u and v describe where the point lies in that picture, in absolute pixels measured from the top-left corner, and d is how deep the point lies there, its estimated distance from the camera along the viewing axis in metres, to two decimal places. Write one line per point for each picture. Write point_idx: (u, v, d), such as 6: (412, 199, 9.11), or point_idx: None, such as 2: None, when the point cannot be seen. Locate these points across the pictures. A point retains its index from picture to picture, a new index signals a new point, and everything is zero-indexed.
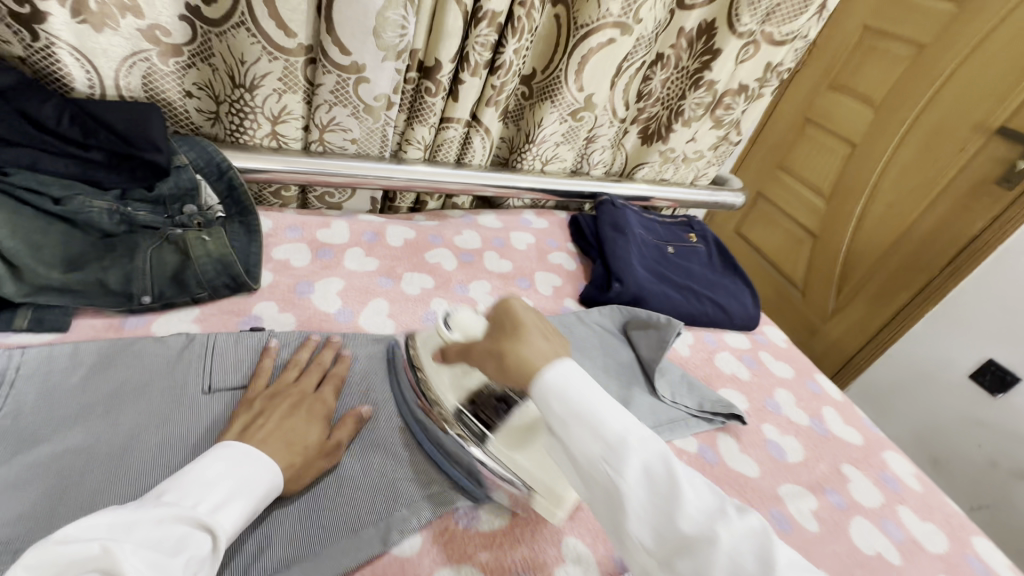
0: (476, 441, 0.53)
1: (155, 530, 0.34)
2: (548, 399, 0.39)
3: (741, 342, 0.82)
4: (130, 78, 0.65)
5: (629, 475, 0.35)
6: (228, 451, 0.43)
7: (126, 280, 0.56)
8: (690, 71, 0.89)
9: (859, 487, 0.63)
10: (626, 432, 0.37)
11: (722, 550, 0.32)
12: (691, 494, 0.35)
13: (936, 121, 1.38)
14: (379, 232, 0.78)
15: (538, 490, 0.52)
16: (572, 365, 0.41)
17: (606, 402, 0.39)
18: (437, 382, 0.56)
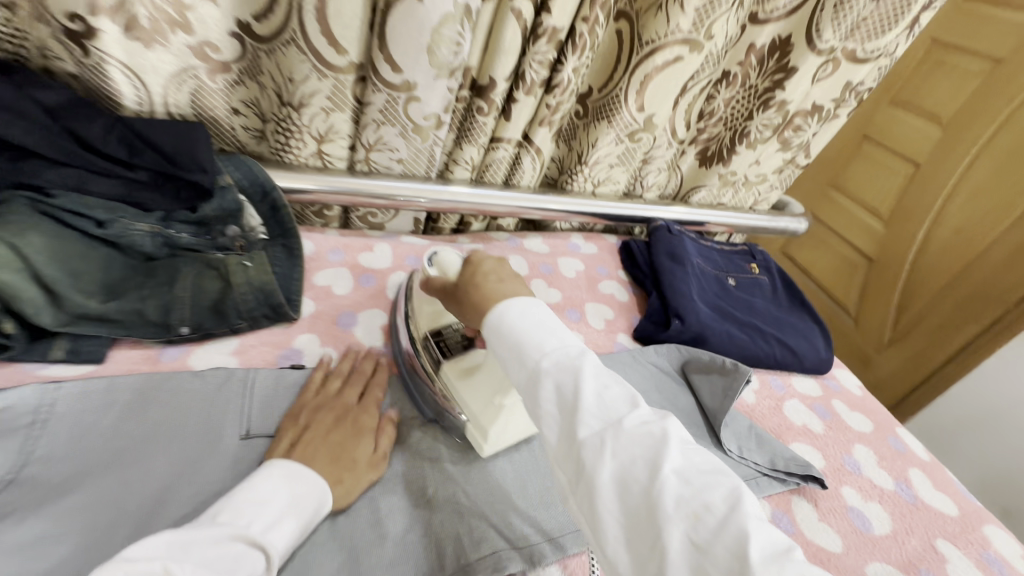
0: (432, 366, 0.56)
1: (212, 549, 0.36)
2: (490, 330, 0.45)
3: (811, 389, 0.74)
4: (179, 95, 0.63)
5: (541, 394, 0.40)
6: (278, 469, 0.44)
7: (164, 310, 0.53)
8: (758, 90, 0.83)
9: (959, 569, 0.56)
10: (544, 354, 0.41)
11: (611, 458, 0.36)
12: (592, 404, 0.38)
13: (1010, 142, 1.29)
14: (423, 256, 0.74)
15: (470, 418, 0.54)
16: (519, 299, 0.45)
17: (535, 330, 0.43)
18: (419, 310, 0.60)
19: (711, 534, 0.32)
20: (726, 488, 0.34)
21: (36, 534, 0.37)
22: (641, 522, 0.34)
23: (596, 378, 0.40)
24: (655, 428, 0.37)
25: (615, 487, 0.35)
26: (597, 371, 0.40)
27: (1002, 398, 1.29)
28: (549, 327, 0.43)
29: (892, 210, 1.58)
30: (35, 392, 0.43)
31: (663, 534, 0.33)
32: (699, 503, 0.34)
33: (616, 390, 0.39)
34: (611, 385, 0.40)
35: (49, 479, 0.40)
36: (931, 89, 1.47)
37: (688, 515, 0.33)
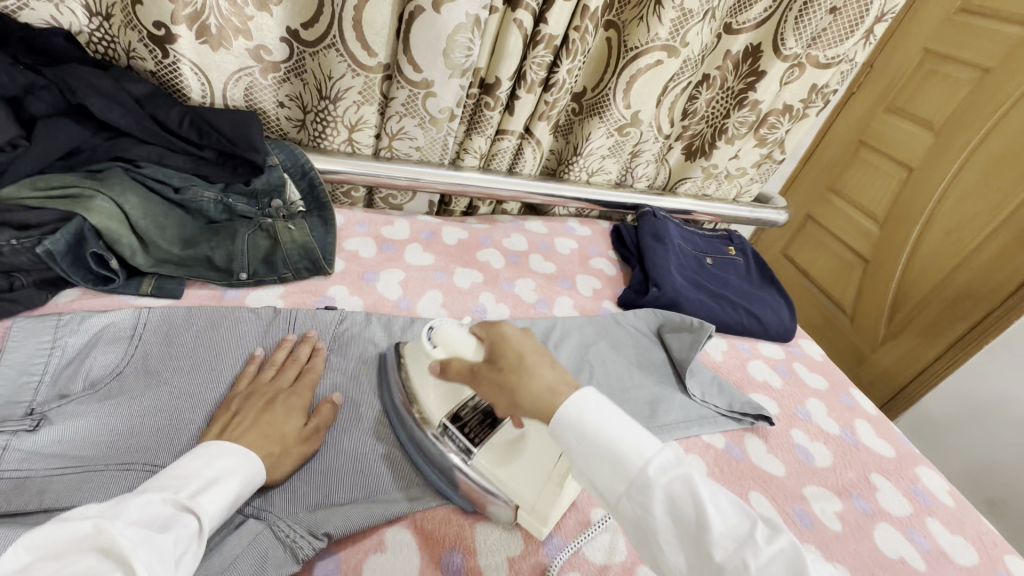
0: (462, 455, 0.50)
1: (145, 511, 0.35)
2: (571, 437, 0.41)
3: (775, 353, 0.84)
4: (235, 90, 0.75)
5: (656, 508, 0.37)
6: (209, 448, 0.43)
7: (228, 258, 0.65)
8: (734, 91, 0.94)
9: (887, 496, 0.64)
10: (648, 461, 0.37)
11: (753, 575, 0.33)
12: (718, 521, 0.35)
13: (1003, 146, 1.31)
14: (436, 231, 0.86)
15: (523, 506, 0.49)
16: (596, 393, 0.41)
17: (624, 431, 0.39)
18: (422, 393, 0.53)
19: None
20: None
21: (139, 409, 0.48)
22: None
23: (707, 485, 0.37)
24: (784, 541, 0.35)
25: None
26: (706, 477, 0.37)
27: (987, 390, 1.35)
28: (637, 428, 0.39)
29: (888, 213, 1.59)
30: (132, 315, 0.55)
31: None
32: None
33: (724, 493, 0.37)
34: (721, 490, 0.37)
35: (147, 372, 0.51)
36: (923, 96, 1.49)
37: None
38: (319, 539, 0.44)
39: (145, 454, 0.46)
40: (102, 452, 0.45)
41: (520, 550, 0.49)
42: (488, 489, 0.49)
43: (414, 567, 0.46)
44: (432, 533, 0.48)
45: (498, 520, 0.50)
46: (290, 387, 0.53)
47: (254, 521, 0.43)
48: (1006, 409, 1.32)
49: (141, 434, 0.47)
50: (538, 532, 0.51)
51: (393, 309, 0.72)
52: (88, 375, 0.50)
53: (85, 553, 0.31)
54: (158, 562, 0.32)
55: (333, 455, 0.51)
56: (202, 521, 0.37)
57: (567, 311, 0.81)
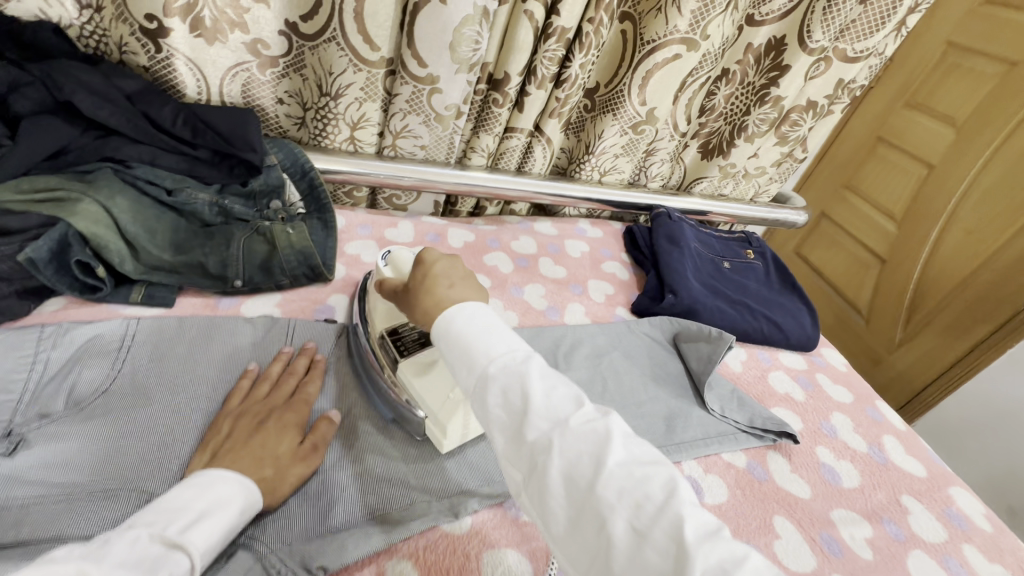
0: (388, 367, 0.53)
1: (131, 550, 0.32)
2: (436, 333, 0.41)
3: (796, 363, 0.80)
4: (232, 87, 0.72)
5: (490, 399, 0.38)
6: (202, 477, 0.40)
7: (222, 264, 0.62)
8: (755, 86, 0.89)
9: (919, 519, 0.61)
10: (491, 359, 0.38)
11: (559, 454, 0.35)
12: (541, 406, 0.36)
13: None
14: (441, 233, 0.82)
15: (429, 416, 0.50)
16: (468, 303, 0.42)
17: (482, 332, 0.40)
18: (375, 312, 0.57)
19: (652, 521, 0.32)
20: (665, 476, 0.34)
21: (124, 429, 0.45)
22: (586, 516, 0.33)
23: (543, 379, 0.38)
24: (601, 425, 0.36)
25: (562, 481, 0.35)
26: (544, 372, 0.38)
27: (1013, 397, 1.30)
28: (492, 328, 0.40)
29: (906, 211, 1.54)
30: (121, 325, 0.52)
31: (608, 525, 0.32)
32: (641, 492, 0.33)
33: (562, 390, 0.38)
34: (558, 385, 0.38)
35: (134, 389, 0.48)
36: (946, 90, 1.44)
37: (631, 503, 0.32)
38: (313, 572, 0.41)
39: (129, 480, 0.43)
40: (84, 478, 0.42)
41: None
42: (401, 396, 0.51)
43: None
44: (434, 565, 0.45)
45: (505, 548, 0.47)
46: (286, 403, 0.50)
47: (246, 552, 0.40)
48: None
49: (126, 457, 0.44)
50: (547, 561, 0.47)
51: None
52: (72, 392, 0.46)
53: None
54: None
55: (331, 476, 0.48)
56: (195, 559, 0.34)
57: (579, 319, 0.77)
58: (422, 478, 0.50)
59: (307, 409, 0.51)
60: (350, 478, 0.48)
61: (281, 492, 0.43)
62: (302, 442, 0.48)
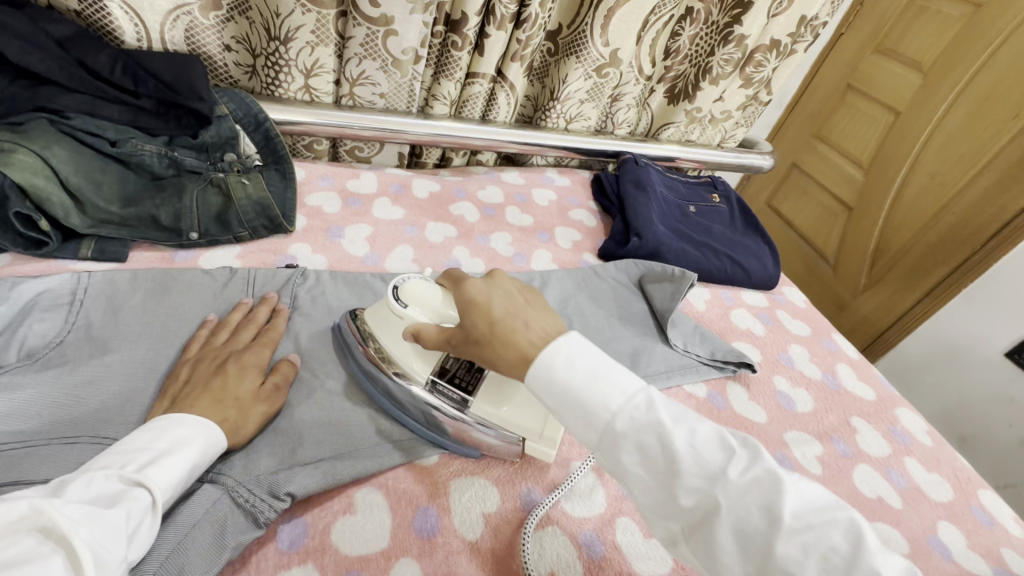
0: (458, 405, 0.48)
1: (90, 489, 0.33)
2: (538, 387, 0.39)
3: (758, 301, 0.82)
4: (174, 32, 0.68)
5: (626, 457, 0.36)
6: (159, 421, 0.40)
7: (175, 217, 0.61)
8: (719, 26, 0.88)
9: (867, 437, 0.65)
10: (614, 414, 0.37)
11: (726, 512, 0.34)
12: (690, 461, 0.35)
13: (989, 85, 1.28)
14: (405, 184, 0.81)
15: (530, 437, 0.49)
16: (562, 340, 0.40)
17: (591, 382, 0.38)
18: (399, 355, 0.50)
19: (840, 573, 0.31)
20: (845, 521, 0.33)
21: (85, 377, 0.45)
22: (769, 574, 0.32)
23: (678, 424, 0.36)
24: (759, 471, 0.34)
25: (733, 537, 0.33)
26: (673, 415, 0.37)
27: (964, 332, 1.36)
28: (603, 375, 0.38)
29: (873, 159, 1.56)
30: (71, 280, 0.50)
31: None
32: (824, 544, 0.32)
33: (705, 431, 0.36)
34: (696, 425, 0.36)
35: (91, 340, 0.48)
36: (915, 34, 1.44)
37: (819, 556, 0.31)
38: (280, 499, 0.42)
39: (89, 428, 0.43)
40: (46, 427, 0.42)
41: (497, 504, 0.47)
42: (488, 432, 0.49)
43: (386, 530, 0.43)
44: (403, 494, 0.46)
45: (473, 476, 0.49)
46: (246, 348, 0.50)
47: (212, 486, 0.41)
48: (980, 350, 1.34)
49: (87, 404, 0.44)
50: (514, 487, 0.49)
51: (360, 265, 0.67)
52: (23, 344, 0.45)
53: (22, 536, 0.28)
54: (108, 540, 0.30)
55: (299, 415, 0.48)
56: (155, 492, 0.35)
57: (546, 264, 0.78)
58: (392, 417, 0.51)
59: (269, 352, 0.51)
60: (315, 417, 0.49)
61: (245, 432, 0.44)
62: (265, 383, 0.48)
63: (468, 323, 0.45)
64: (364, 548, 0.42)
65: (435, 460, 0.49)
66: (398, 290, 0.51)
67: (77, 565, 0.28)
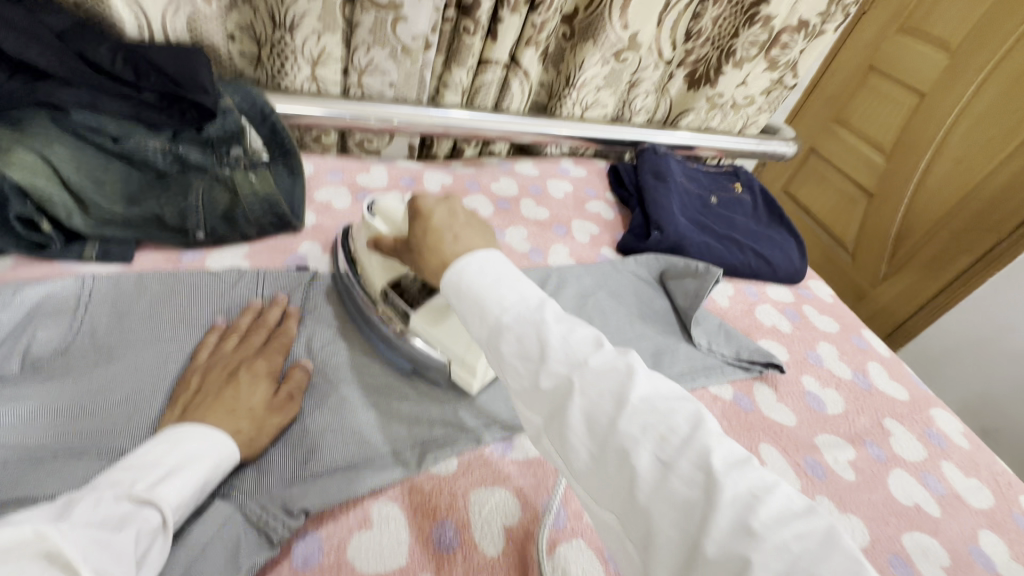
0: (399, 318, 0.52)
1: (97, 510, 0.32)
2: (447, 287, 0.40)
3: (784, 296, 0.79)
4: (176, 23, 0.65)
5: (505, 348, 0.36)
6: (164, 435, 0.39)
7: (181, 216, 0.58)
8: (744, 6, 0.83)
9: (902, 441, 0.62)
10: (505, 310, 0.37)
11: (580, 395, 0.34)
12: (560, 351, 0.35)
13: (1021, 64, 1.22)
14: (417, 177, 0.79)
15: (453, 361, 0.51)
16: (478, 251, 0.41)
17: (494, 285, 0.38)
18: (367, 265, 0.55)
19: (677, 451, 0.31)
20: (690, 410, 0.33)
21: (92, 386, 0.44)
22: (609, 455, 0.32)
23: (559, 324, 0.37)
24: (621, 363, 0.35)
25: (582, 420, 0.33)
26: (559, 316, 0.37)
27: (991, 324, 1.32)
28: (508, 280, 0.39)
29: (895, 143, 1.50)
30: (74, 283, 0.48)
31: (632, 458, 0.31)
32: (665, 425, 0.32)
33: (582, 332, 0.37)
34: (576, 327, 0.37)
35: (98, 347, 0.46)
36: (943, 11, 1.37)
37: (656, 436, 0.31)
38: (295, 516, 0.40)
39: (97, 438, 0.41)
40: (52, 439, 0.40)
41: (518, 517, 0.45)
42: (419, 347, 0.51)
43: (403, 545, 0.42)
44: (420, 506, 0.44)
45: (493, 486, 0.47)
46: (257, 354, 0.49)
47: (224, 501, 0.40)
48: (1007, 341, 1.29)
49: (95, 414, 0.42)
50: (535, 497, 0.47)
51: None
52: (28, 352, 0.44)
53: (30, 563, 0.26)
54: (115, 564, 0.29)
55: (313, 424, 0.46)
56: (165, 513, 0.34)
57: (563, 260, 0.75)
58: (408, 425, 0.49)
59: (281, 358, 0.49)
60: (330, 425, 0.47)
61: (258, 443, 0.43)
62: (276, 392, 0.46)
63: (411, 236, 0.47)
64: (381, 565, 0.40)
65: (453, 470, 0.47)
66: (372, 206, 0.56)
67: None
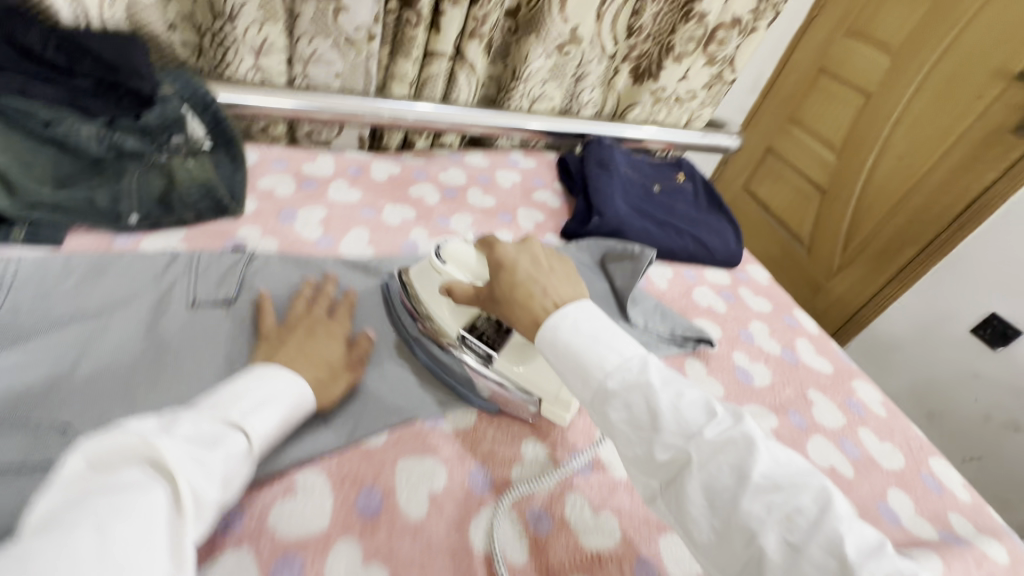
0: (482, 361, 0.54)
1: (198, 427, 0.35)
2: (546, 347, 0.45)
3: (721, 279, 0.83)
4: (114, 11, 0.64)
5: (613, 413, 0.40)
6: (257, 370, 0.43)
7: (113, 199, 0.59)
8: (680, 3, 0.87)
9: (822, 409, 0.65)
10: (608, 373, 0.41)
11: (698, 469, 0.37)
12: (672, 422, 0.38)
13: (955, 66, 1.30)
14: (364, 167, 0.80)
15: (545, 399, 0.53)
16: (570, 307, 0.45)
17: (592, 346, 0.43)
18: (439, 313, 0.56)
19: (806, 533, 0.34)
20: (815, 488, 0.36)
21: (13, 360, 0.44)
22: (732, 530, 0.35)
23: (665, 385, 0.40)
24: (738, 434, 0.38)
25: (702, 492, 0.37)
26: (663, 378, 0.41)
27: (933, 311, 1.39)
28: (604, 339, 0.43)
29: (844, 141, 1.57)
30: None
31: (759, 537, 0.34)
32: (790, 505, 0.35)
33: (690, 396, 0.40)
34: (683, 390, 0.40)
35: (21, 324, 0.47)
36: (884, 17, 1.45)
37: (783, 518, 0.34)
38: None
39: (16, 409, 0.42)
40: None
41: (445, 484, 0.47)
42: (508, 390, 0.53)
43: (327, 509, 0.43)
44: (348, 474, 0.46)
45: (423, 455, 0.48)
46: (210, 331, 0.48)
47: None
48: (949, 326, 1.37)
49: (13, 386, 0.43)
50: (463, 466, 0.49)
51: (313, 249, 0.66)
52: None
53: (132, 466, 0.30)
54: (204, 480, 0.33)
55: None
56: (250, 440, 0.38)
57: None
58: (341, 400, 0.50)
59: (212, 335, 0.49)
60: None
61: None
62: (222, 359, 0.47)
63: (494, 286, 0.51)
64: (304, 529, 0.42)
65: (383, 442, 0.49)
66: (440, 251, 0.57)
67: (178, 499, 0.30)
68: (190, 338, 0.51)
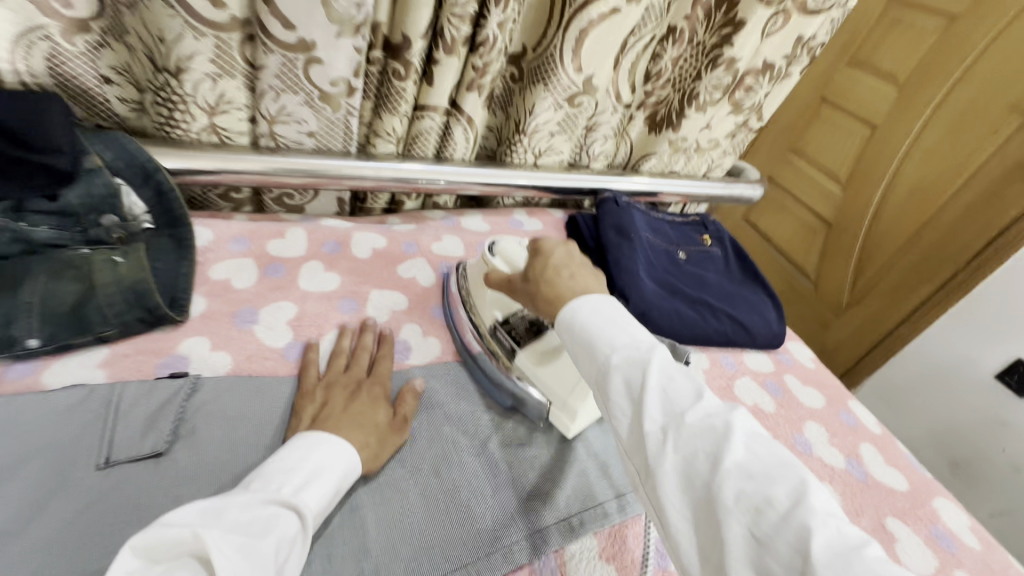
0: (507, 355, 0.57)
1: (244, 513, 0.36)
2: (563, 327, 0.44)
3: (763, 365, 0.71)
4: (30, 62, 0.51)
5: (612, 391, 0.38)
6: (304, 439, 0.44)
7: (6, 319, 0.44)
8: (705, 47, 0.78)
9: (909, 548, 0.54)
10: (614, 349, 0.39)
11: (673, 451, 0.34)
12: (659, 402, 0.36)
13: (967, 98, 1.20)
14: (343, 241, 0.67)
15: (554, 404, 0.55)
16: (596, 296, 0.44)
17: (606, 326, 0.41)
18: (479, 301, 0.61)
19: (773, 528, 0.30)
20: (791, 488, 0.32)
21: None
22: (708, 518, 0.32)
23: (662, 370, 0.38)
24: (718, 421, 0.35)
25: (678, 478, 0.34)
26: (666, 363, 0.38)
27: (949, 353, 1.27)
28: (620, 323, 0.42)
29: (850, 173, 1.48)
30: None
31: (724, 527, 0.31)
32: (760, 495, 0.32)
33: (681, 382, 0.37)
34: (677, 376, 0.38)
35: None
36: (888, 47, 1.37)
37: (750, 509, 0.31)
38: None
39: None
40: None
41: None
42: (524, 386, 0.56)
43: None
44: None
45: None
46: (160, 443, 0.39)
47: None
48: (968, 372, 1.24)
49: None
50: None
51: (278, 362, 0.53)
52: None
53: (182, 562, 0.32)
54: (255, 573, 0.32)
55: None
56: (303, 518, 0.38)
57: None
58: None
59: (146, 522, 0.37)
60: None
61: None
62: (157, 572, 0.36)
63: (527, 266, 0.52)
64: None
65: None
66: (492, 247, 0.59)
67: None
68: (99, 523, 0.38)
